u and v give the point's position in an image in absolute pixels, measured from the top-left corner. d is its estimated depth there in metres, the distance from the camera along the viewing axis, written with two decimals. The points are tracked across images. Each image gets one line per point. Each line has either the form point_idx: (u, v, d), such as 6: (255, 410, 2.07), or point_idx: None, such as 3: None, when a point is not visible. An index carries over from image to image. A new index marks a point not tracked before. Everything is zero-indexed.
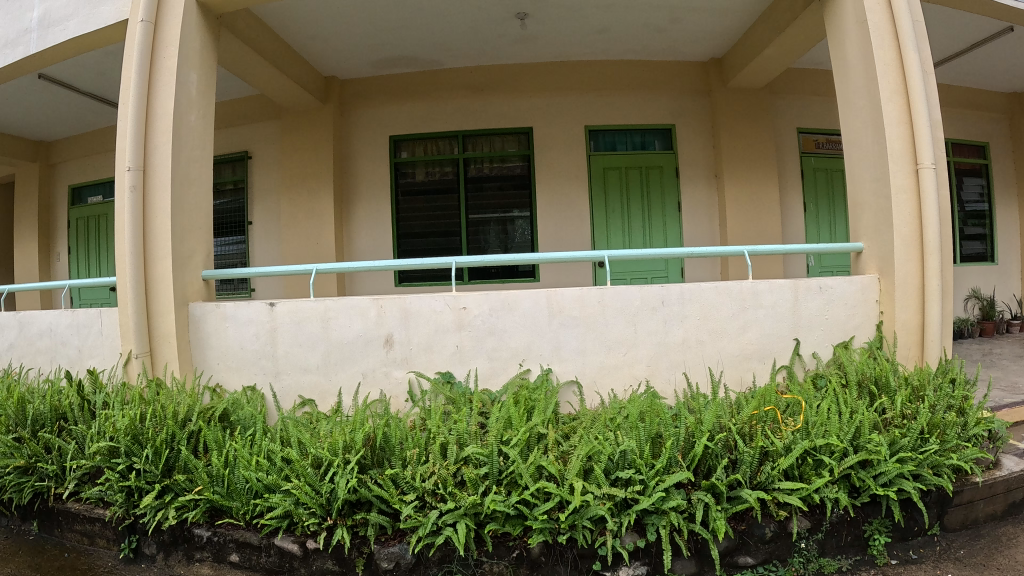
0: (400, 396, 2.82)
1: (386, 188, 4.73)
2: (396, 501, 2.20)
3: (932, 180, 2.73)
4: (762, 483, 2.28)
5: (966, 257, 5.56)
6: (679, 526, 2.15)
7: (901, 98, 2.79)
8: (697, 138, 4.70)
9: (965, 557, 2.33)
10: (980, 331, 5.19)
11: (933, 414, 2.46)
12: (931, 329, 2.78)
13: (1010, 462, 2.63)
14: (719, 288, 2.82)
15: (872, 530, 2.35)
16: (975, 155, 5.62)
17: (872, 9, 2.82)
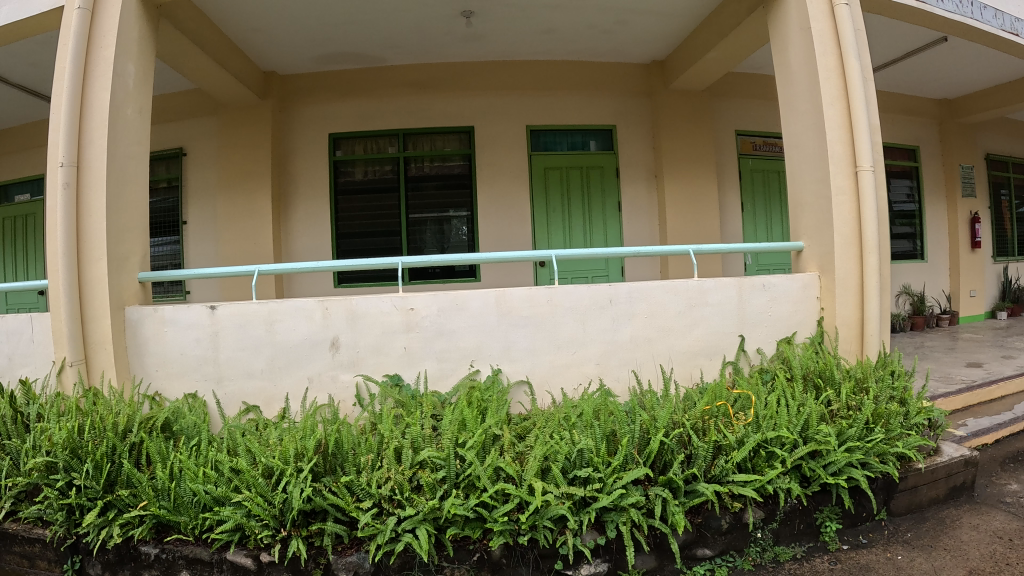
0: (349, 401, 2.75)
1: (324, 187, 4.61)
2: (352, 509, 2.14)
3: (870, 181, 2.85)
4: (717, 476, 2.34)
5: (898, 256, 5.87)
6: (638, 522, 2.20)
7: (841, 102, 2.90)
8: (637, 139, 4.78)
9: (913, 539, 2.48)
10: (910, 325, 5.57)
11: (875, 405, 2.57)
12: (870, 323, 2.90)
13: (947, 448, 2.84)
14: (666, 286, 2.87)
15: (823, 518, 2.49)
16: (906, 158, 5.91)
17: (816, 18, 2.93)
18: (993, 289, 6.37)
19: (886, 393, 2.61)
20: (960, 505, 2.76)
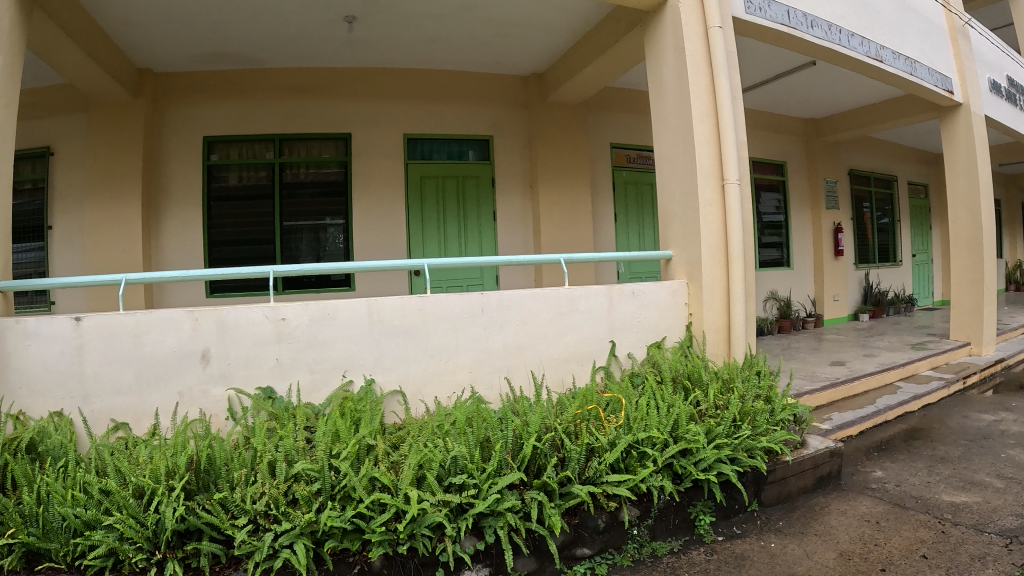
0: (221, 415, 2.68)
1: (197, 193, 4.45)
2: (228, 527, 2.08)
3: (735, 195, 3.01)
4: (591, 478, 2.42)
5: (765, 263, 6.17)
6: (515, 526, 2.24)
7: (710, 119, 3.06)
8: (514, 150, 4.88)
9: (784, 527, 2.67)
10: (777, 329, 5.95)
11: (742, 403, 2.73)
12: (734, 326, 3.08)
13: (812, 440, 3.06)
14: (536, 293, 2.94)
15: (697, 511, 2.62)
16: (772, 173, 6.22)
17: (689, 38, 3.07)
18: (855, 294, 6.92)
19: (752, 392, 2.77)
20: (828, 493, 2.99)
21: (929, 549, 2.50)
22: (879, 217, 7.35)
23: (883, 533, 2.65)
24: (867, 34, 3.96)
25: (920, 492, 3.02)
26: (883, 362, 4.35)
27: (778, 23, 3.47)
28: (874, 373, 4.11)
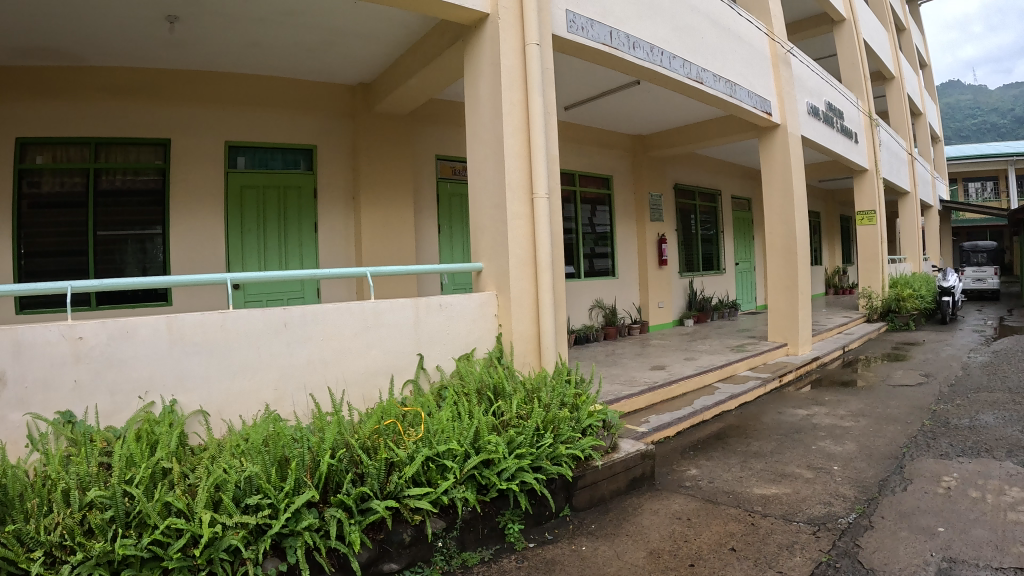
0: (19, 442, 2.43)
1: (6, 201, 4.19)
2: (22, 561, 1.98)
3: (543, 206, 3.41)
4: (392, 492, 2.45)
5: (598, 272, 6.99)
6: (316, 544, 2.24)
7: (522, 135, 3.40)
8: (336, 160, 5.05)
9: (597, 530, 2.82)
10: (603, 335, 6.73)
11: (547, 411, 2.95)
12: (544, 335, 3.50)
13: (627, 444, 3.28)
14: (340, 307, 3.05)
15: (505, 520, 2.68)
16: (603, 185, 7.10)
17: (507, 56, 3.36)
18: (678, 298, 8.13)
19: (556, 399, 3.04)
20: (643, 495, 3.21)
21: (738, 540, 2.71)
22: (703, 230, 8.84)
23: (694, 526, 2.84)
24: (690, 57, 4.75)
25: (731, 488, 3.29)
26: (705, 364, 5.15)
27: (598, 43, 3.89)
28: (695, 373, 4.84)
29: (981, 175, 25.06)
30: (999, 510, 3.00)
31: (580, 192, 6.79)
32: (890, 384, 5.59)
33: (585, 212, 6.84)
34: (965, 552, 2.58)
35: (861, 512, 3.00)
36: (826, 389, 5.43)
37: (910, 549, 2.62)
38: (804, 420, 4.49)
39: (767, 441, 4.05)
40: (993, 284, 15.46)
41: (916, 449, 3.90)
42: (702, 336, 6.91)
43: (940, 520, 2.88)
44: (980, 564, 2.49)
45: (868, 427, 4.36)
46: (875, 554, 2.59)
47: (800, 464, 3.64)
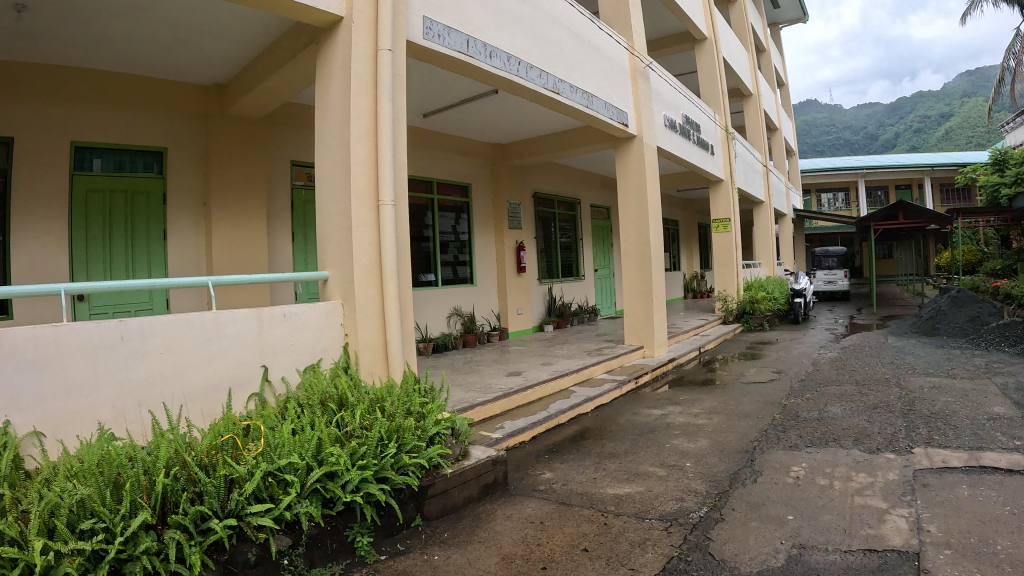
0: None
1: None
2: None
3: (387, 212, 4.04)
4: (232, 510, 2.63)
5: (458, 279, 9.92)
6: (154, 566, 2.37)
7: (367, 139, 4.02)
8: (185, 162, 5.77)
9: (449, 539, 3.28)
10: (463, 342, 9.55)
11: (391, 422, 3.38)
12: (390, 345, 4.04)
13: (476, 452, 3.89)
14: (180, 320, 3.19)
15: (354, 533, 3.02)
16: (456, 194, 9.94)
17: (355, 60, 3.98)
18: (539, 306, 11.64)
19: (400, 409, 3.52)
20: (493, 498, 3.83)
21: (592, 540, 3.37)
22: (562, 238, 12.65)
23: (547, 529, 3.47)
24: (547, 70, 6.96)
25: (587, 489, 4.35)
26: (559, 371, 7.42)
27: (456, 50, 5.53)
28: (548, 380, 6.96)
29: (831, 188, 34.36)
30: (843, 497, 4.32)
31: (436, 199, 9.53)
32: (740, 383, 8.40)
33: (443, 220, 9.69)
34: (816, 539, 3.58)
35: (711, 506, 4.08)
36: (680, 392, 7.95)
37: (758, 541, 3.53)
38: (657, 421, 6.49)
39: (621, 441, 5.78)
40: (841, 285, 22.50)
41: (765, 442, 5.70)
42: (558, 340, 10.15)
43: (787, 511, 4.01)
44: (827, 548, 3.45)
45: (715, 428, 6.20)
46: (724, 546, 3.43)
47: (654, 463, 5.06)
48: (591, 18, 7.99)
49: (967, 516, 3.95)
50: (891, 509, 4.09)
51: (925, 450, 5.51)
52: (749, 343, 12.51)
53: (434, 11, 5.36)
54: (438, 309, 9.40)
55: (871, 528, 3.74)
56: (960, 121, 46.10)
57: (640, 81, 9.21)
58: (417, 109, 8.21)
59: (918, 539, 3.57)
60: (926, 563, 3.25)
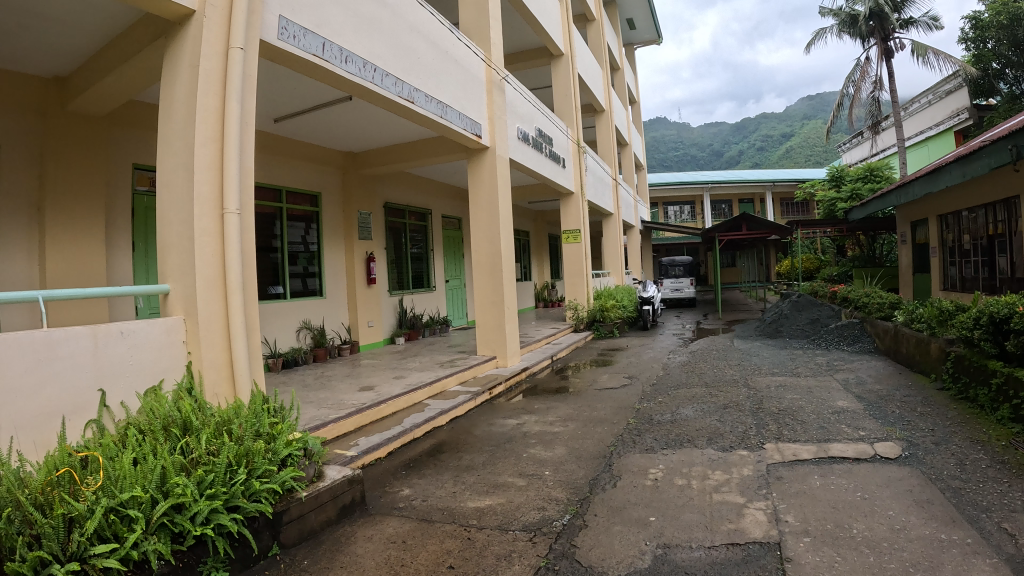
0: None
1: None
2: None
3: (233, 221, 4.27)
4: (75, 552, 2.68)
5: (308, 291, 9.79)
6: None
7: (214, 143, 4.23)
8: (22, 159, 5.52)
9: (309, 564, 3.52)
10: (314, 356, 9.44)
11: (240, 446, 3.52)
12: (235, 363, 4.27)
13: (331, 473, 4.20)
14: (8, 342, 3.15)
15: (206, 567, 3.17)
16: (307, 204, 9.84)
17: (205, 60, 4.20)
18: (391, 317, 11.76)
19: (248, 432, 3.71)
20: (351, 520, 4.15)
21: (457, 556, 3.66)
22: (413, 248, 12.81)
23: (410, 547, 3.79)
24: (401, 78, 7.25)
25: (447, 505, 4.53)
26: (412, 385, 7.67)
27: (310, 53, 5.70)
28: (402, 394, 7.22)
29: (679, 203, 36.54)
30: (702, 494, 4.66)
31: (285, 208, 9.37)
32: (594, 389, 8.89)
33: (291, 230, 9.52)
34: (678, 537, 3.92)
35: (572, 513, 4.34)
36: (534, 400, 8.31)
37: (623, 544, 3.84)
38: (513, 431, 6.75)
39: (477, 452, 6.00)
40: (687, 292, 24.17)
41: (621, 446, 6.01)
42: (412, 353, 10.33)
43: (649, 512, 4.33)
44: (691, 545, 3.80)
45: (566, 435, 6.51)
46: (591, 552, 3.73)
47: (513, 473, 5.28)
48: (450, 29, 8.50)
49: (821, 504, 4.39)
50: (749, 503, 4.46)
51: (775, 444, 5.93)
52: (600, 349, 13.21)
53: (290, 11, 5.48)
54: (287, 323, 9.22)
55: (732, 523, 4.11)
56: (802, 140, 50.50)
57: (495, 93, 9.85)
58: (268, 113, 8.05)
59: (777, 530, 3.98)
60: (788, 552, 3.66)
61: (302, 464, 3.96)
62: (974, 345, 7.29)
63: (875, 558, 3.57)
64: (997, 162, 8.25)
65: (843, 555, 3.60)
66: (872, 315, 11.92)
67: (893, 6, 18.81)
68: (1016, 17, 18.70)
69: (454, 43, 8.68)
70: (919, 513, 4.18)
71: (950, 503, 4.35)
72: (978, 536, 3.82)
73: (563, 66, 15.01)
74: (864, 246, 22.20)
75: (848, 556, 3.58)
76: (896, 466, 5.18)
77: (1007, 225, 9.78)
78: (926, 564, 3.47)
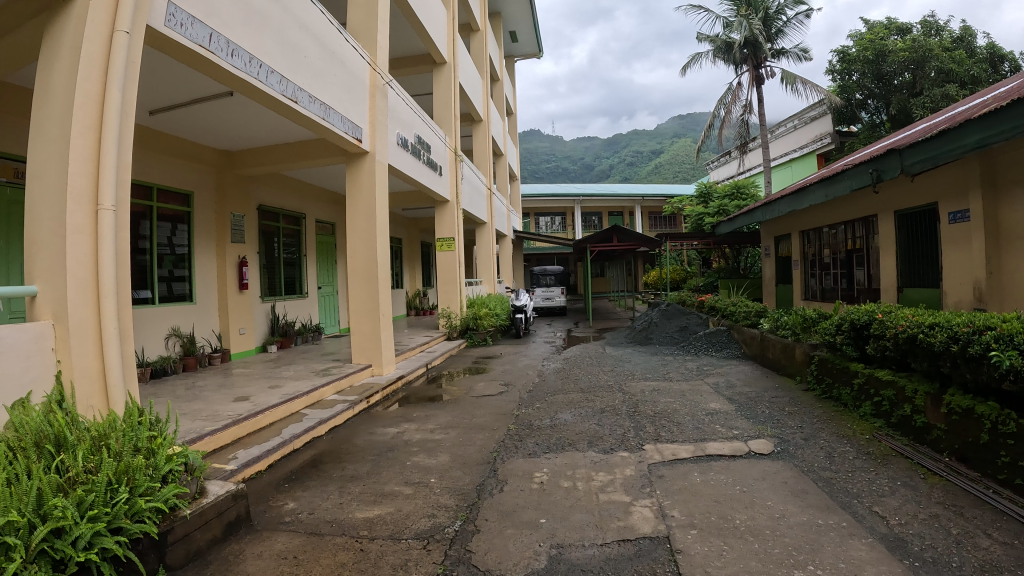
0: None
1: None
2: None
3: (109, 218, 4.01)
4: None
5: (177, 296, 9.22)
6: None
7: (93, 133, 3.97)
8: None
9: None
10: (183, 365, 8.88)
11: (119, 461, 3.37)
12: (109, 372, 4.00)
13: (214, 489, 4.06)
14: None
15: None
16: (180, 204, 9.33)
17: (88, 44, 3.96)
18: (262, 325, 11.33)
19: (127, 446, 3.51)
20: (238, 537, 4.06)
21: (353, 568, 3.65)
22: (286, 253, 12.42)
23: (302, 562, 3.73)
24: (286, 77, 7.05)
25: (334, 517, 4.46)
26: (289, 395, 7.47)
27: (196, 43, 5.46)
28: (279, 404, 7.01)
29: (551, 213, 37.32)
30: (588, 495, 4.84)
31: (156, 207, 8.82)
32: (471, 396, 8.97)
33: (160, 230, 8.93)
34: (569, 537, 4.05)
35: (463, 519, 4.39)
36: (412, 408, 8.29)
37: (518, 546, 3.93)
38: (394, 440, 6.71)
39: (361, 462, 5.92)
40: (558, 301, 24.89)
41: (504, 452, 6.13)
42: (286, 362, 9.99)
43: (539, 515, 4.44)
44: (584, 543, 3.95)
45: (446, 441, 6.58)
46: (487, 556, 3.80)
47: (399, 482, 5.26)
48: (338, 29, 8.41)
49: (704, 499, 4.67)
50: (634, 501, 4.68)
51: (653, 445, 6.24)
52: (475, 357, 13.33)
53: None
54: (157, 330, 8.63)
55: (620, 520, 4.31)
56: (669, 157, 53.30)
57: (378, 98, 9.76)
58: (144, 106, 7.55)
59: (664, 525, 4.21)
60: (677, 544, 3.89)
61: (185, 480, 3.88)
62: (836, 349, 7.96)
63: (760, 544, 3.86)
64: (857, 184, 9.09)
65: (729, 544, 3.87)
66: (738, 322, 12.69)
67: (766, 37, 20.36)
68: (881, 52, 20.88)
69: (341, 44, 8.59)
70: (796, 502, 4.56)
71: (822, 492, 4.77)
72: (853, 520, 4.22)
73: (443, 76, 15.13)
74: (728, 258, 23.72)
75: (734, 544, 3.86)
76: (771, 461, 5.59)
77: (865, 241, 10.86)
78: (807, 547, 3.79)
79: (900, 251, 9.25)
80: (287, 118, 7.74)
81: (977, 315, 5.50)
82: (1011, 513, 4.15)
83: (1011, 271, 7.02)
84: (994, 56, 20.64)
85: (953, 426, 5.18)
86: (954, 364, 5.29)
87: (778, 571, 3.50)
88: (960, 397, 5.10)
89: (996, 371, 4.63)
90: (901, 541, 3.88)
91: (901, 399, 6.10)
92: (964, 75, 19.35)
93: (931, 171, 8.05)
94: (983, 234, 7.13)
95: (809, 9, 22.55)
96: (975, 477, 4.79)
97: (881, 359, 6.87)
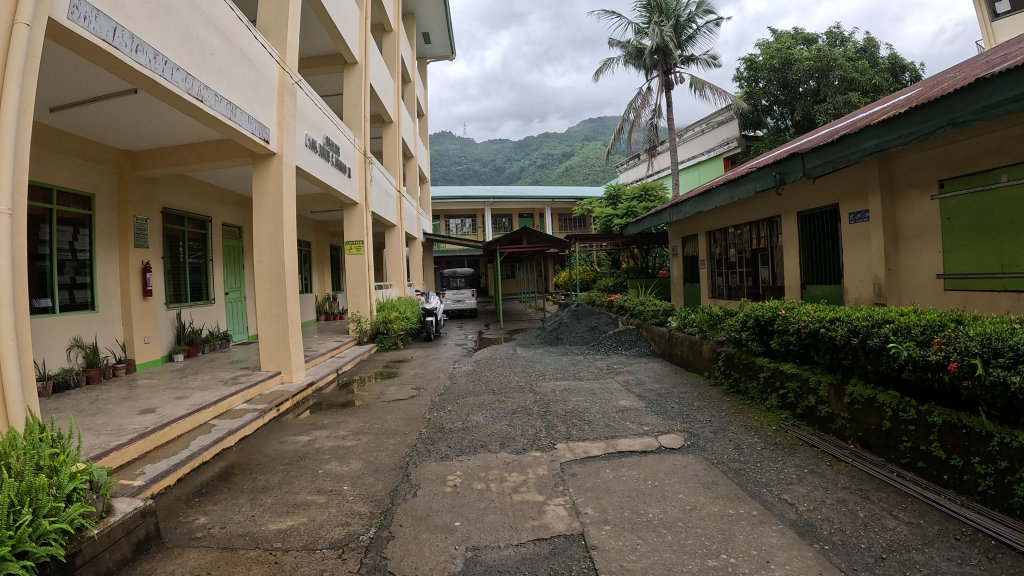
0: None
1: None
2: None
3: (9, 221, 3.72)
4: None
5: (78, 304, 8.68)
6: None
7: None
8: None
9: None
10: (86, 377, 8.36)
11: (20, 483, 3.16)
12: (7, 387, 3.71)
13: (121, 506, 3.85)
14: None
15: None
16: (80, 206, 8.78)
17: None
18: (168, 333, 10.81)
19: (27, 464, 3.30)
20: (147, 555, 3.85)
21: None
22: (192, 258, 11.90)
23: None
24: (191, 74, 6.75)
25: (246, 530, 4.31)
26: (196, 405, 7.16)
27: (100, 38, 5.16)
28: (186, 416, 6.72)
29: (461, 216, 37.31)
30: (501, 496, 4.86)
31: (56, 210, 8.29)
32: (382, 401, 8.84)
33: (61, 235, 8.39)
34: (483, 539, 4.06)
35: (378, 526, 4.34)
36: (323, 415, 8.13)
37: (433, 550, 3.91)
38: (305, 447, 6.56)
39: (272, 472, 5.74)
40: (468, 303, 24.92)
41: (417, 456, 6.07)
42: (193, 372, 9.55)
43: (453, 517, 4.44)
44: (498, 545, 3.97)
45: (359, 448, 6.46)
46: (403, 561, 3.77)
47: (311, 491, 5.14)
48: (248, 27, 8.12)
49: (616, 494, 4.79)
50: (548, 500, 4.74)
51: (566, 444, 6.33)
52: (384, 361, 13.20)
53: None
54: (57, 340, 8.10)
55: (534, 519, 4.36)
56: (578, 160, 54.25)
57: (286, 98, 9.46)
58: (42, 103, 7.08)
59: (578, 522, 4.28)
60: (591, 541, 3.97)
61: (91, 498, 3.65)
62: (742, 345, 8.35)
63: (672, 536, 4.00)
64: (760, 186, 9.54)
65: (643, 537, 3.99)
66: (647, 321, 13.05)
67: (675, 43, 21.08)
68: (786, 61, 22.03)
69: (249, 42, 8.32)
70: (706, 493, 4.74)
71: (732, 483, 4.98)
72: (763, 508, 4.43)
73: (355, 75, 14.81)
74: (637, 258, 24.35)
75: (647, 538, 3.98)
76: (681, 455, 5.79)
77: (769, 241, 11.40)
78: (718, 536, 3.95)
79: (801, 250, 9.78)
80: (192, 116, 7.41)
81: (874, 310, 5.86)
82: (915, 495, 4.44)
83: (906, 268, 7.56)
84: (896, 66, 22.54)
85: (856, 414, 5.50)
86: (855, 355, 5.60)
87: (691, 562, 3.63)
88: (862, 387, 5.43)
89: (896, 361, 4.92)
90: (810, 526, 4.10)
91: (805, 391, 6.45)
92: (866, 83, 20.98)
93: (831, 174, 8.55)
94: (881, 233, 7.64)
95: (717, 18, 23.54)
96: (879, 462, 5.10)
97: (785, 353, 7.23)
